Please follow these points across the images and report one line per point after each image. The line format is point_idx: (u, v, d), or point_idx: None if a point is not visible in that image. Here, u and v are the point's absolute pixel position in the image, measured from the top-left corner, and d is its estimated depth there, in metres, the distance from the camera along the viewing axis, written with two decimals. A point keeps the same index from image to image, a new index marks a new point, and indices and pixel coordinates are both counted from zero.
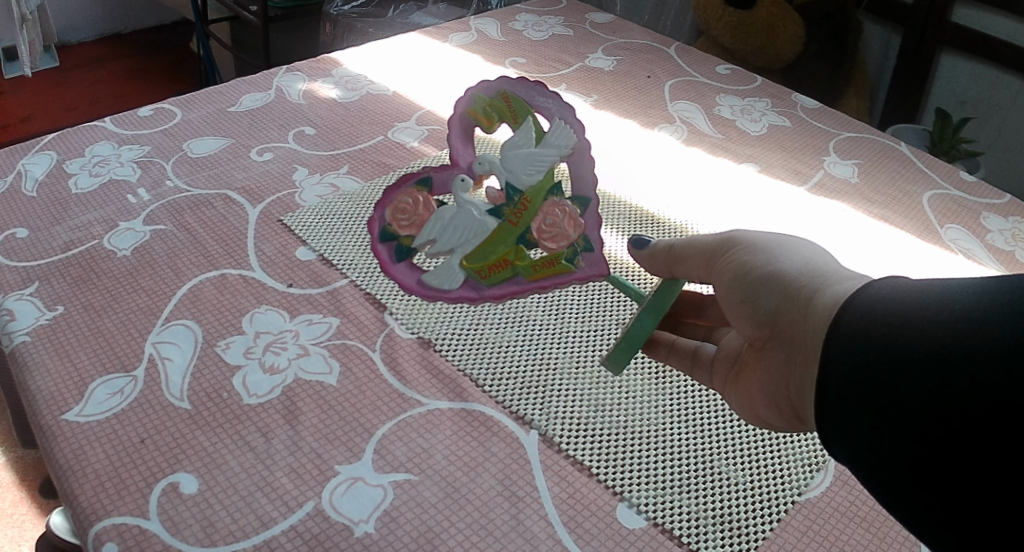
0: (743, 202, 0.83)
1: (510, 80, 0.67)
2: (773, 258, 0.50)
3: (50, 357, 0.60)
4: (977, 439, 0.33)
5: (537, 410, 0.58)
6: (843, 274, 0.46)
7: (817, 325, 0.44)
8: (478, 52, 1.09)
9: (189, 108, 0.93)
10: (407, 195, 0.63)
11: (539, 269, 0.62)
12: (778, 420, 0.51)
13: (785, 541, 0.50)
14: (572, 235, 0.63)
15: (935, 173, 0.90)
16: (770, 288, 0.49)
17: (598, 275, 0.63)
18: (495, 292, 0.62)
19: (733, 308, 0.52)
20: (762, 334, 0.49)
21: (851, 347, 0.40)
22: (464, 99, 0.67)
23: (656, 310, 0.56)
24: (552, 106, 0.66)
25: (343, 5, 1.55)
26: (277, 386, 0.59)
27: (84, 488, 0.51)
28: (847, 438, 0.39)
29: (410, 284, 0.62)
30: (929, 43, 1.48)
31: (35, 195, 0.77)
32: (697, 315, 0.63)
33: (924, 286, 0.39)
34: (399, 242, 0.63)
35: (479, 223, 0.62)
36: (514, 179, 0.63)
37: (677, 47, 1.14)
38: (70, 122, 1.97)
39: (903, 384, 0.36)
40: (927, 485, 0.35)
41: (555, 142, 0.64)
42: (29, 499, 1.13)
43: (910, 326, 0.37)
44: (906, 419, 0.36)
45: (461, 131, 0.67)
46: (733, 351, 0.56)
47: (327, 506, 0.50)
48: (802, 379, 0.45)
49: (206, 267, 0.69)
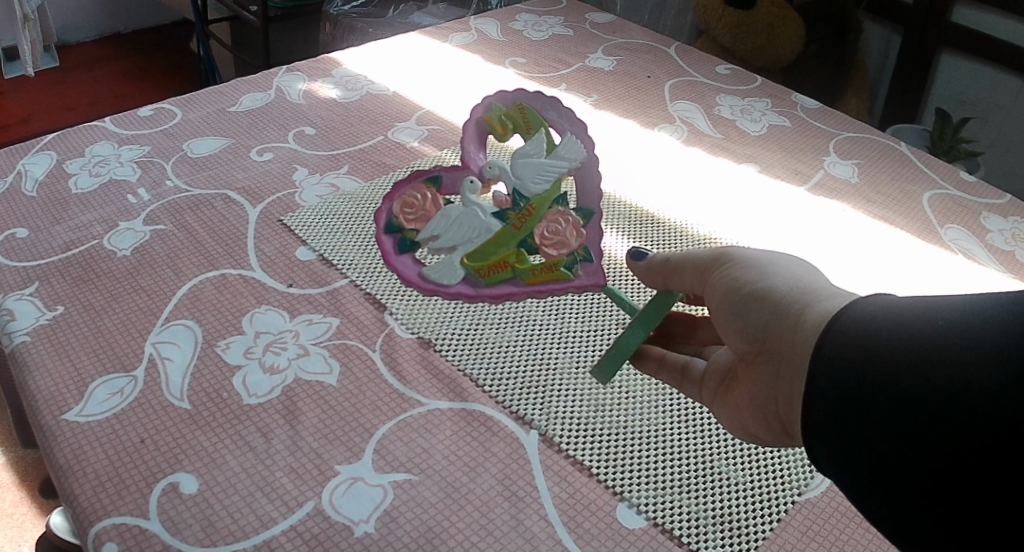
0: (743, 203, 0.83)
1: (528, 94, 0.69)
2: (766, 274, 0.50)
3: (50, 357, 0.60)
4: (974, 466, 0.32)
5: (537, 410, 0.58)
6: (831, 291, 0.46)
7: (806, 340, 0.44)
8: (478, 52, 1.09)
9: (189, 108, 0.93)
10: (416, 191, 0.64)
11: (537, 274, 0.62)
12: (765, 434, 0.50)
13: (785, 541, 0.50)
14: (573, 244, 0.62)
15: (935, 173, 0.90)
16: (761, 303, 0.49)
17: (596, 286, 0.61)
18: (492, 292, 0.61)
19: (725, 322, 0.52)
20: (753, 349, 0.49)
21: (843, 360, 0.39)
22: (481, 106, 0.69)
23: (648, 323, 0.57)
24: (564, 122, 0.68)
25: (343, 5, 1.55)
26: (277, 386, 0.59)
27: (84, 488, 0.51)
28: (835, 450, 0.39)
29: (409, 276, 0.62)
30: (929, 43, 1.48)
31: (35, 195, 0.77)
32: (688, 335, 0.63)
33: (916, 308, 0.38)
34: (404, 235, 0.63)
35: (483, 224, 0.63)
36: (521, 186, 0.64)
37: (677, 47, 1.14)
38: (70, 121, 1.97)
39: (897, 402, 0.36)
40: (920, 505, 0.35)
41: (565, 155, 0.65)
42: (29, 499, 1.13)
43: (904, 346, 0.37)
44: (899, 438, 0.35)
45: (477, 135, 0.69)
46: (722, 365, 0.55)
47: (327, 506, 0.50)
48: (790, 394, 0.45)
49: (206, 267, 0.69)
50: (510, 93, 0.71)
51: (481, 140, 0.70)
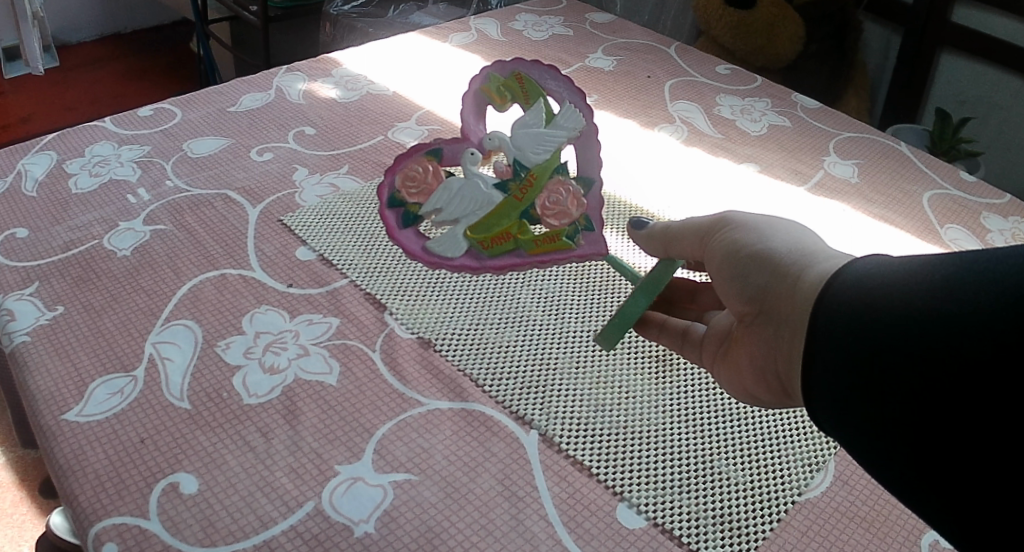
0: (742, 202, 0.83)
1: (526, 62, 0.69)
2: (764, 237, 0.51)
3: (50, 357, 0.60)
4: (977, 402, 0.32)
5: (537, 410, 0.58)
6: (830, 253, 0.46)
7: (804, 301, 0.44)
8: (478, 52, 1.09)
9: (189, 108, 0.93)
10: (417, 164, 0.65)
11: (539, 244, 0.64)
12: (767, 396, 0.51)
13: (785, 541, 0.50)
14: (575, 214, 0.65)
15: (935, 173, 0.90)
16: (760, 266, 0.50)
17: (597, 255, 0.65)
18: (495, 263, 0.63)
19: (724, 284, 0.52)
20: (750, 310, 0.50)
21: (844, 322, 0.39)
22: (479, 77, 0.69)
23: (650, 291, 0.57)
24: (562, 90, 0.68)
25: (343, 5, 1.55)
26: (278, 386, 0.59)
27: (84, 488, 0.51)
28: (841, 418, 0.39)
29: (414, 250, 0.63)
30: (930, 44, 1.48)
31: (35, 195, 0.77)
32: (690, 301, 0.64)
33: (915, 261, 0.38)
34: (407, 209, 0.64)
35: (485, 195, 0.63)
36: (523, 157, 0.65)
37: (677, 47, 1.14)
38: (69, 121, 1.97)
39: (899, 351, 0.36)
40: (925, 461, 0.35)
41: (563, 124, 0.66)
42: (29, 499, 1.13)
43: (904, 295, 0.37)
44: (901, 402, 0.36)
45: (475, 107, 0.69)
46: (721, 328, 0.57)
47: (327, 506, 0.50)
48: (789, 348, 0.46)
49: (206, 266, 0.69)
50: (507, 61, 0.70)
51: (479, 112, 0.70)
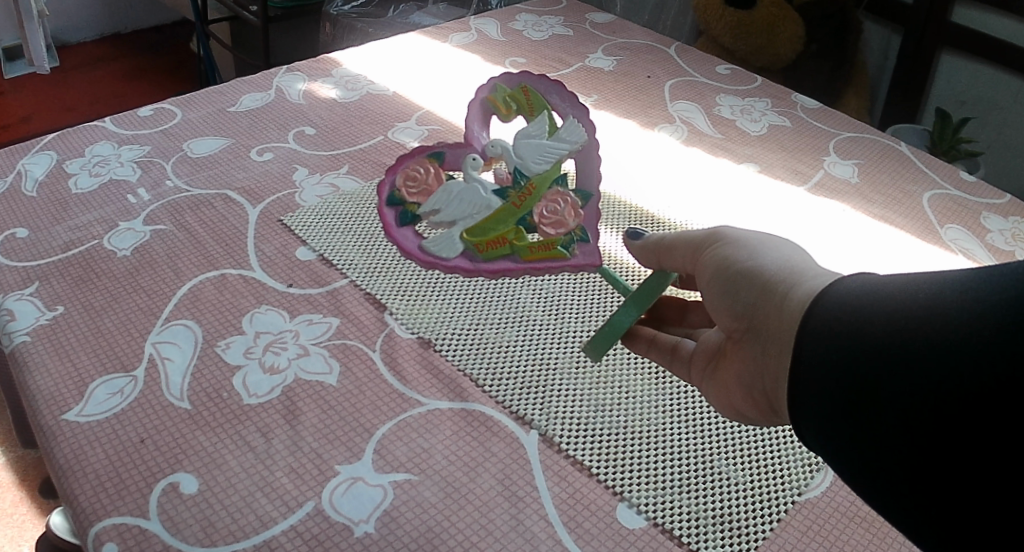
0: (742, 203, 0.83)
1: (532, 76, 0.71)
2: (755, 253, 0.51)
3: (50, 357, 0.60)
4: (977, 419, 0.32)
5: (537, 410, 0.58)
6: (818, 270, 0.47)
7: (791, 318, 0.44)
8: (478, 51, 1.09)
9: (189, 108, 0.93)
10: (419, 166, 0.66)
11: (534, 251, 0.63)
12: (753, 412, 0.51)
13: (785, 541, 0.50)
14: (570, 224, 0.64)
15: (935, 173, 0.90)
16: (751, 280, 0.50)
17: (591, 265, 0.62)
18: (490, 267, 0.62)
19: (714, 300, 0.52)
20: (739, 326, 0.50)
21: (833, 335, 0.39)
22: (486, 86, 0.71)
23: (640, 303, 0.57)
24: (566, 106, 0.69)
25: (343, 5, 1.55)
26: (277, 385, 0.59)
27: (84, 488, 0.51)
28: (832, 438, 0.39)
29: (409, 247, 0.63)
30: (930, 43, 1.48)
31: (35, 195, 0.77)
32: (679, 319, 0.64)
33: (900, 279, 0.39)
34: (406, 208, 0.65)
35: (484, 200, 0.64)
36: (523, 165, 0.66)
37: (677, 47, 1.14)
38: (70, 122, 1.97)
39: (895, 370, 0.36)
40: (920, 478, 0.34)
41: (566, 138, 0.67)
42: (28, 499, 1.13)
43: (891, 314, 0.37)
44: (893, 415, 0.35)
45: (480, 114, 0.71)
46: (711, 345, 0.56)
47: (327, 506, 0.50)
48: (776, 369, 0.46)
49: (206, 267, 0.69)
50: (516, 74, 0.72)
51: (484, 119, 0.72)
